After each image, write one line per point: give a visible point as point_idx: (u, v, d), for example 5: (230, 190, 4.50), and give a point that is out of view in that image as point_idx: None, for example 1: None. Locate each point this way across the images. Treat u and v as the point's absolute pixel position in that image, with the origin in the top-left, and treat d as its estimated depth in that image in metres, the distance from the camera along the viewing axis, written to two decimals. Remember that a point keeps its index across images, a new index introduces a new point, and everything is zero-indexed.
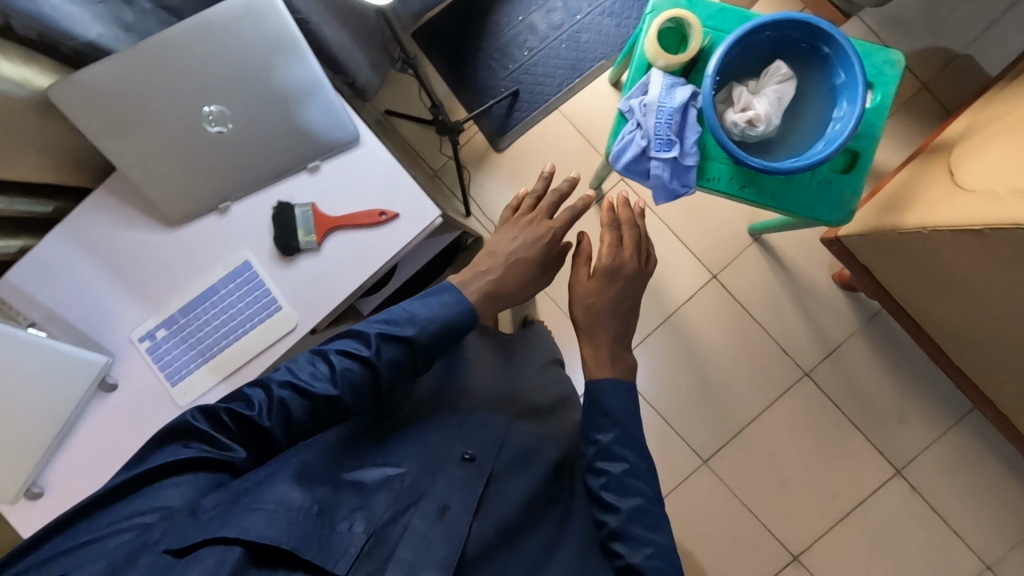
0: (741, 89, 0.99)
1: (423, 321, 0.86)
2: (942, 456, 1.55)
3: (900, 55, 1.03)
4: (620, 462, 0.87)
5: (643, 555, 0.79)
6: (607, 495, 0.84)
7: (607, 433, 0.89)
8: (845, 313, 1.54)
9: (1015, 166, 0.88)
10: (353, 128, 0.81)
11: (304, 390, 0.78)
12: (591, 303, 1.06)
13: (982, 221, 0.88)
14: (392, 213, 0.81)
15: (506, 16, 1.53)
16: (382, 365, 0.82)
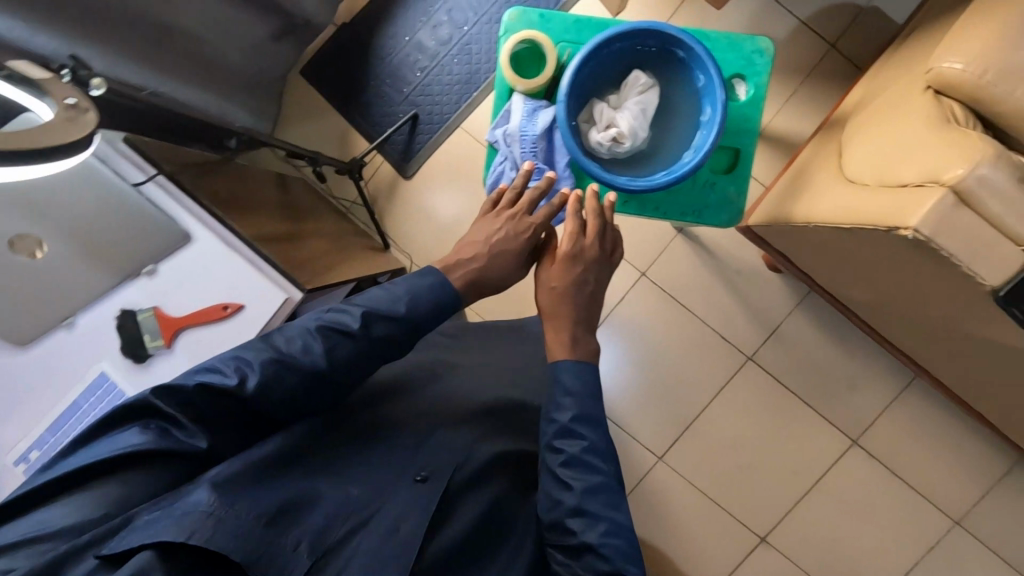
0: (602, 106, 0.95)
1: (411, 289, 0.80)
2: (899, 421, 1.50)
3: (769, 41, 0.98)
4: (580, 437, 0.80)
5: (597, 532, 0.75)
6: (566, 473, 0.78)
7: (566, 407, 0.82)
8: (781, 292, 1.49)
9: (887, 155, 0.82)
10: (181, 229, 0.81)
11: (289, 364, 0.71)
12: (554, 289, 0.90)
13: (846, 219, 0.83)
14: (236, 304, 0.80)
15: (392, 38, 1.49)
16: (371, 340, 0.75)
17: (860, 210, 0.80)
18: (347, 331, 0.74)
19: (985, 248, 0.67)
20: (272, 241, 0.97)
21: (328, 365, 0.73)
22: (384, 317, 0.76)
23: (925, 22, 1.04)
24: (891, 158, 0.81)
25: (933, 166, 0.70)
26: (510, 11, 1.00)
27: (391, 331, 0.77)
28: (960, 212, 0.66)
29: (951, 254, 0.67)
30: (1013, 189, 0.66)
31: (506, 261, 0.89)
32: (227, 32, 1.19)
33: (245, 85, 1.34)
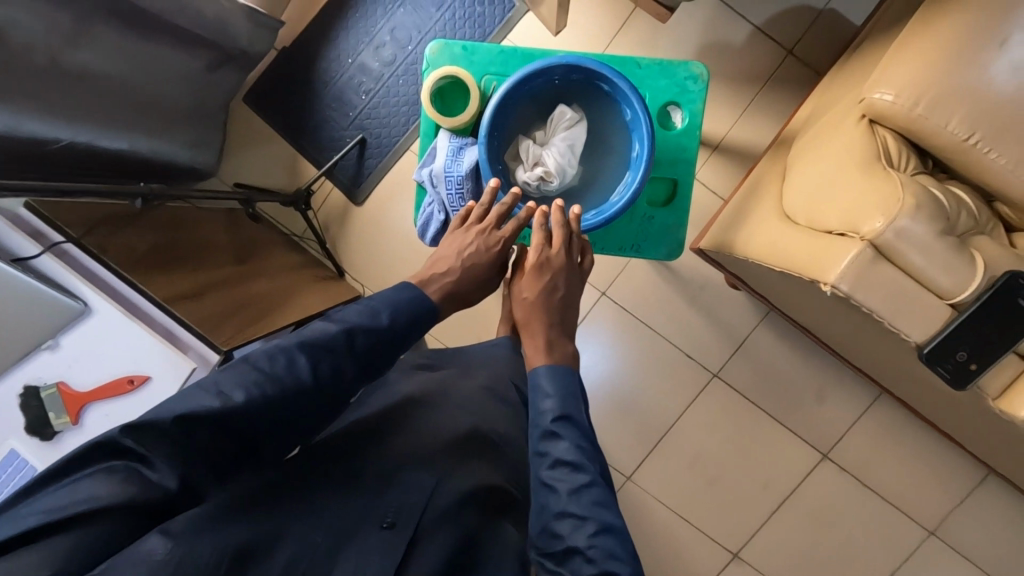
0: (528, 143, 0.91)
1: (393, 301, 0.75)
2: (869, 433, 1.47)
3: (702, 67, 0.94)
4: (568, 434, 0.72)
5: (587, 535, 0.65)
6: (555, 473, 0.69)
7: (552, 402, 0.75)
8: (744, 306, 1.46)
9: (816, 193, 0.79)
10: (79, 302, 0.79)
11: (273, 384, 0.65)
12: (524, 300, 0.84)
13: (777, 261, 0.79)
14: (142, 377, 0.78)
15: (336, 61, 1.44)
16: (353, 356, 0.70)
17: (789, 254, 0.77)
18: (330, 346, 0.69)
19: (907, 305, 0.64)
20: (198, 295, 0.94)
21: (314, 381, 0.67)
22: (367, 329, 0.71)
23: (873, 33, 0.98)
24: (818, 198, 0.77)
25: (855, 214, 0.66)
26: (432, 43, 0.96)
27: (376, 343, 0.72)
28: (880, 266, 0.63)
29: (874, 311, 0.64)
30: (932, 241, 0.64)
31: (472, 275, 0.82)
32: (155, 71, 1.13)
33: (183, 120, 1.27)
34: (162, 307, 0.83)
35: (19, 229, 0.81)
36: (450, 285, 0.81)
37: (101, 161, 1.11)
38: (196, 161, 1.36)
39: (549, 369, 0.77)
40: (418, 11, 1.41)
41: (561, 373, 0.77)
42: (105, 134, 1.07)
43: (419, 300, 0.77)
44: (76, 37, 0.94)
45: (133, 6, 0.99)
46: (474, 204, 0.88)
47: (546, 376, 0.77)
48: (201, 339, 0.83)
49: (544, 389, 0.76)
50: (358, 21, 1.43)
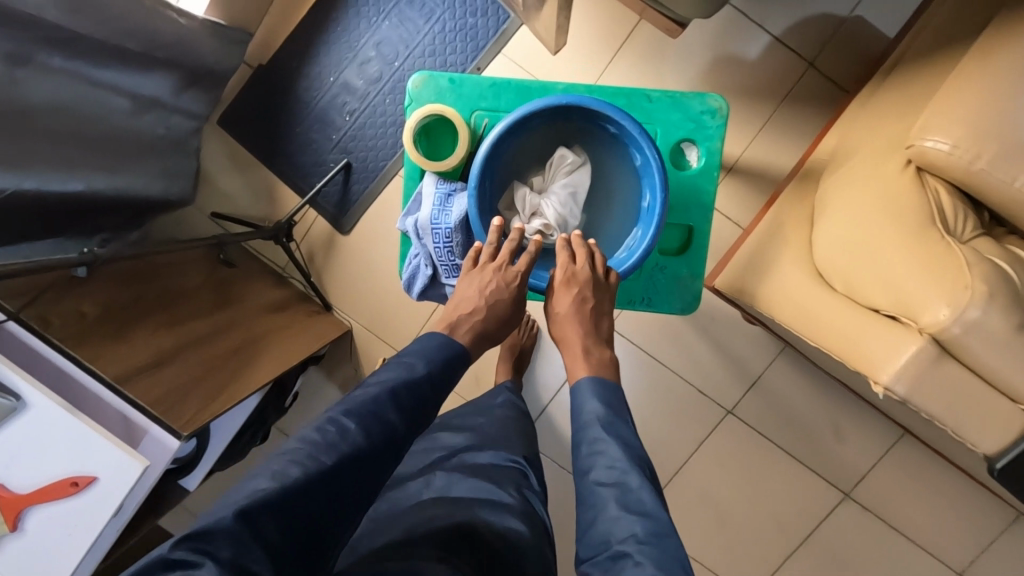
0: (523, 192, 0.82)
1: (426, 350, 0.68)
2: (892, 471, 1.37)
3: (720, 99, 0.83)
4: (615, 437, 0.64)
5: (632, 538, 0.56)
6: (603, 479, 0.61)
7: (598, 408, 0.67)
8: (760, 339, 1.36)
9: (850, 256, 0.70)
10: (10, 397, 0.66)
11: (329, 455, 0.59)
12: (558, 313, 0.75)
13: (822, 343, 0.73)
14: (87, 478, 0.67)
15: (317, 80, 1.33)
16: (401, 414, 0.64)
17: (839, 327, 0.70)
18: (378, 406, 0.62)
19: (959, 403, 0.63)
20: (162, 361, 0.84)
21: (369, 444, 0.61)
22: (409, 381, 0.65)
23: (909, 57, 0.87)
24: (857, 266, 0.69)
25: (913, 300, 0.62)
26: (415, 76, 0.86)
27: (420, 396, 0.65)
28: (942, 364, 0.62)
29: (931, 416, 0.63)
30: (1005, 336, 0.59)
31: (496, 312, 0.74)
32: (114, 98, 1.02)
33: (153, 150, 1.16)
34: (113, 387, 0.74)
35: None
36: (477, 327, 0.72)
37: (58, 204, 0.99)
38: (170, 193, 1.24)
39: (591, 380, 0.69)
40: (404, 24, 1.30)
41: (607, 387, 0.69)
42: (60, 176, 0.95)
43: (456, 349, 0.70)
44: (14, 71, 0.83)
45: (78, 31, 0.88)
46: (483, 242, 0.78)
47: (592, 388, 0.69)
48: (158, 421, 0.75)
49: (587, 398, 0.68)
50: (339, 36, 1.32)
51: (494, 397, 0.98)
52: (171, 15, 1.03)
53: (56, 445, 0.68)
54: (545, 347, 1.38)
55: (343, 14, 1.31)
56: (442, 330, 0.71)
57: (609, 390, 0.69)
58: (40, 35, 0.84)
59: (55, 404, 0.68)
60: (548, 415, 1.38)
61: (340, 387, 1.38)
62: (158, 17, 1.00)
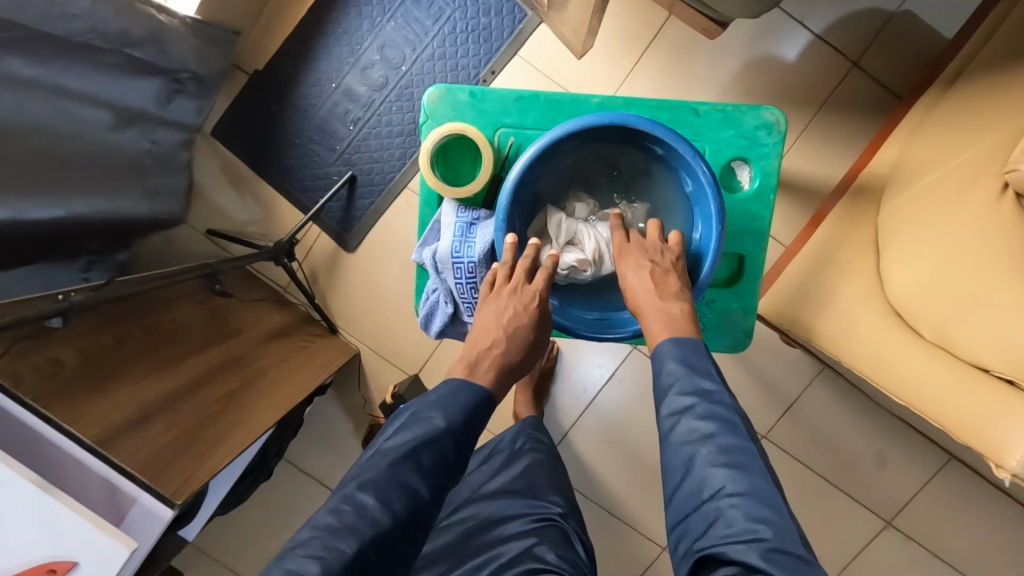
0: (561, 216, 0.72)
1: (444, 398, 0.58)
2: (940, 500, 1.27)
3: (778, 112, 0.74)
4: (699, 394, 0.56)
5: (723, 491, 0.51)
6: (686, 438, 0.55)
7: (673, 366, 0.58)
8: (795, 360, 1.27)
9: (960, 302, 0.62)
10: None
11: (349, 542, 0.51)
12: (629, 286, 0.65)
13: (924, 408, 0.67)
14: (65, 564, 0.59)
15: (317, 86, 1.23)
16: (425, 479, 0.55)
17: (934, 393, 0.65)
18: (396, 474, 0.54)
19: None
20: (150, 414, 0.77)
21: (392, 521, 0.52)
22: (428, 438, 0.56)
23: (984, 61, 0.77)
24: (969, 314, 0.62)
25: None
26: (431, 89, 0.77)
27: (445, 456, 0.56)
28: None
29: None
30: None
31: (518, 342, 0.64)
32: (95, 112, 0.92)
33: (136, 166, 1.06)
34: (94, 451, 0.65)
35: None
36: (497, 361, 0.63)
37: (33, 232, 0.90)
38: (159, 211, 1.15)
39: (667, 345, 0.59)
40: (409, 25, 1.20)
41: (681, 345, 0.59)
42: (32, 201, 0.85)
43: (482, 395, 0.60)
44: None
45: (37, 30, 0.77)
46: (497, 265, 0.69)
47: (667, 345, 0.59)
48: (148, 489, 0.67)
49: (663, 356, 0.59)
50: (340, 38, 1.22)
51: (514, 441, 0.88)
52: (151, 11, 0.93)
53: (30, 527, 0.58)
54: (565, 370, 1.29)
55: (344, 14, 1.21)
56: (462, 376, 0.61)
57: (683, 347, 0.59)
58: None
59: (25, 483, 0.58)
60: (571, 443, 1.30)
61: (345, 416, 1.29)
62: (137, 12, 0.90)
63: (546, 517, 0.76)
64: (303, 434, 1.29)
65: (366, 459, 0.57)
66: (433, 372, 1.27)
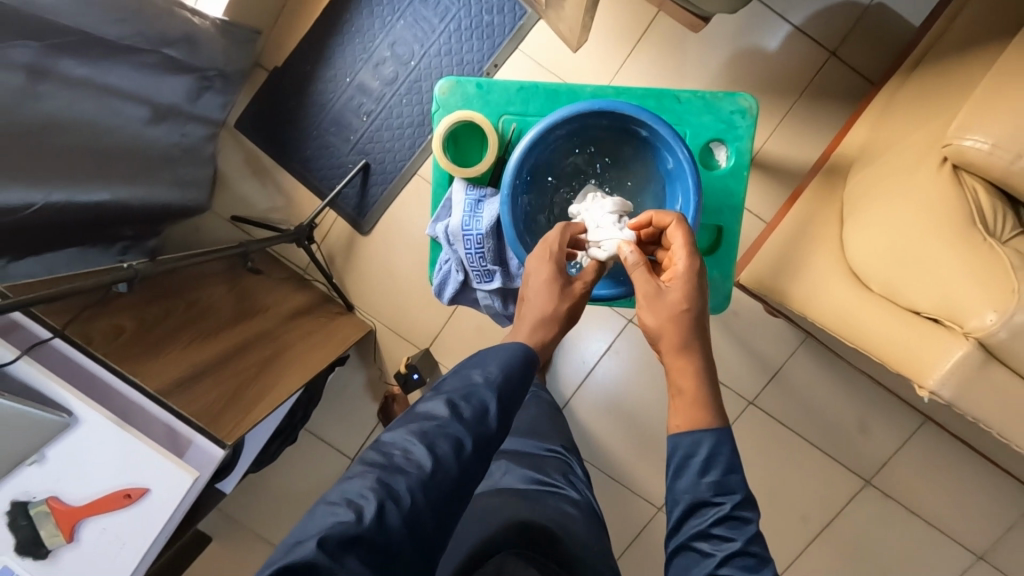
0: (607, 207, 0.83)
1: (486, 357, 0.62)
2: (915, 459, 1.36)
3: (751, 99, 0.83)
4: (746, 525, 0.59)
5: None
6: (723, 559, 0.57)
7: (720, 475, 0.58)
8: (779, 331, 1.36)
9: (901, 256, 0.70)
10: (64, 414, 0.69)
11: (399, 480, 0.54)
12: (685, 314, 0.62)
13: (872, 353, 0.74)
14: (139, 490, 0.71)
15: (332, 81, 1.33)
16: (469, 430, 0.58)
17: (877, 338, 0.73)
18: (441, 423, 0.57)
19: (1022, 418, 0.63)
20: (196, 375, 0.86)
21: (438, 462, 0.55)
22: (470, 391, 0.59)
23: (937, 50, 0.86)
24: (906, 263, 0.69)
25: (956, 303, 0.64)
26: (442, 82, 0.87)
27: (485, 408, 0.59)
28: (990, 370, 0.62)
29: (978, 419, 0.65)
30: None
31: (548, 296, 0.66)
32: (133, 108, 1.00)
33: (167, 158, 1.14)
34: (156, 399, 0.75)
35: None
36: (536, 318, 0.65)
37: (81, 216, 0.99)
38: (187, 199, 1.24)
39: (718, 443, 0.59)
40: (418, 23, 1.29)
41: (727, 442, 0.59)
42: (82, 188, 0.95)
43: (525, 358, 0.63)
44: (35, 83, 0.81)
45: (93, 35, 0.85)
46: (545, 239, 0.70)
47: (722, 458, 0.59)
48: (202, 432, 0.76)
49: (715, 473, 0.59)
50: (353, 37, 1.31)
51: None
52: (186, 14, 1.01)
53: (111, 460, 0.71)
54: (566, 341, 1.39)
55: (357, 14, 1.30)
56: (503, 343, 0.64)
57: (728, 445, 0.59)
58: (54, 42, 0.81)
59: (109, 423, 0.71)
60: (572, 407, 1.40)
61: (362, 389, 1.39)
62: (174, 16, 0.98)
63: (553, 449, 0.88)
64: (323, 406, 1.39)
65: (412, 413, 0.60)
66: (443, 346, 1.36)
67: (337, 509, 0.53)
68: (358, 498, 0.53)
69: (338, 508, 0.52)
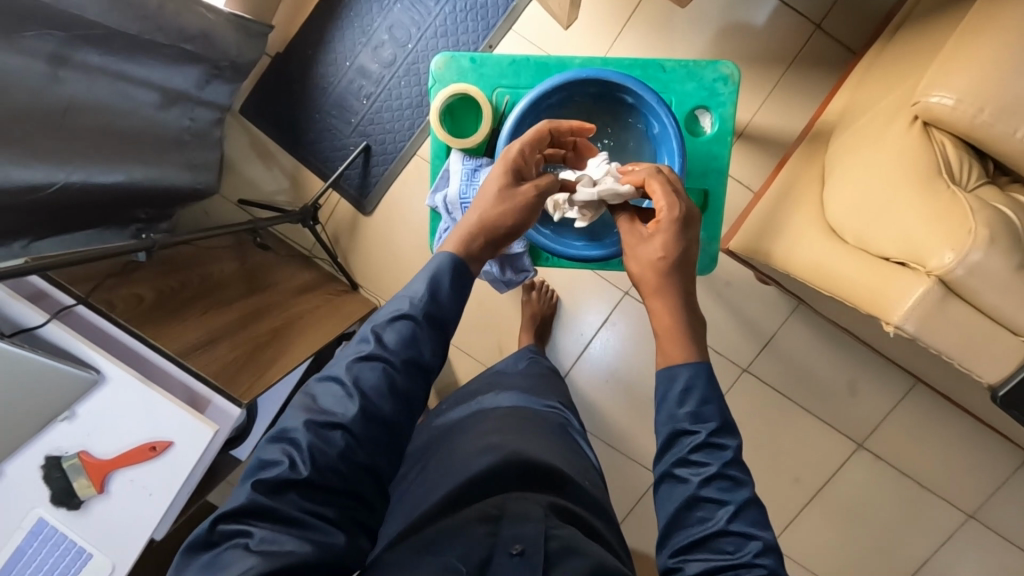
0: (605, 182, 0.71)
1: (408, 285, 0.60)
2: (907, 422, 1.40)
3: (732, 66, 0.87)
4: (720, 452, 0.59)
5: (748, 551, 0.57)
6: (701, 484, 0.59)
7: (696, 406, 0.60)
8: (771, 300, 1.40)
9: (877, 206, 0.73)
10: (95, 372, 0.75)
11: (329, 421, 0.54)
12: (660, 259, 0.62)
13: (847, 297, 0.77)
14: (163, 443, 0.76)
15: (333, 65, 1.36)
16: (395, 359, 0.57)
17: (849, 282, 0.76)
18: (365, 357, 0.57)
19: (982, 352, 0.68)
20: (214, 340, 0.91)
21: (367, 396, 0.55)
22: (394, 320, 0.58)
23: (914, 16, 0.89)
24: (882, 212, 0.73)
25: (921, 246, 0.67)
26: (437, 57, 0.91)
27: (411, 336, 0.58)
28: (950, 305, 0.67)
29: (942, 350, 0.69)
30: (1007, 277, 0.65)
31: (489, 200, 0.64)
32: (145, 94, 1.04)
33: (179, 142, 1.19)
34: (177, 361, 0.80)
35: (20, 294, 0.77)
36: (472, 224, 0.62)
37: (100, 197, 1.04)
38: (198, 183, 1.29)
39: (682, 364, 0.61)
40: (415, 6, 1.32)
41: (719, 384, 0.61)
42: (101, 169, 0.99)
43: (454, 269, 0.60)
44: (56, 70, 0.86)
45: (113, 29, 0.90)
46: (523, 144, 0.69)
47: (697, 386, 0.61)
48: (220, 393, 0.81)
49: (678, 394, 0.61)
50: (352, 21, 1.35)
51: (517, 363, 1.07)
52: (201, 10, 1.04)
53: (137, 417, 0.76)
54: (564, 315, 1.44)
55: None
56: (428, 261, 0.60)
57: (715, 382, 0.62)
58: (77, 33, 0.85)
59: (133, 379, 0.76)
60: (571, 378, 1.44)
61: None
62: (190, 10, 1.01)
63: (554, 408, 0.95)
64: None
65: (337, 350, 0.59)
66: None
67: (269, 457, 0.53)
68: (290, 444, 0.53)
69: (269, 457, 0.53)
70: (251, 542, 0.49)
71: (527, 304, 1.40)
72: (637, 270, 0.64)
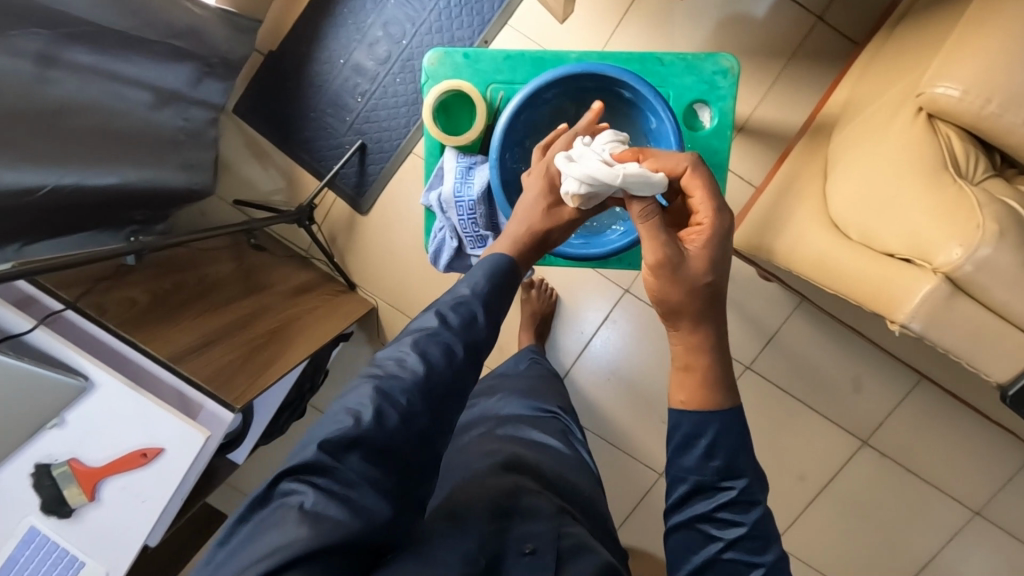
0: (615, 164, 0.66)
1: (472, 272, 0.61)
2: (911, 418, 1.38)
3: (732, 59, 0.85)
4: (749, 513, 0.58)
5: None
6: (728, 544, 0.57)
7: (724, 461, 0.58)
8: (773, 296, 1.38)
9: (879, 199, 0.72)
10: (83, 379, 0.74)
11: (395, 385, 0.53)
12: (706, 286, 0.57)
13: (854, 301, 0.75)
14: (154, 449, 0.75)
15: (327, 63, 1.35)
16: (458, 338, 0.57)
17: (853, 276, 0.74)
18: (430, 332, 0.56)
19: (995, 353, 0.67)
20: (209, 342, 0.90)
21: (429, 368, 0.54)
22: (456, 303, 0.58)
23: (918, 5, 0.87)
24: (885, 204, 0.71)
25: (926, 241, 0.66)
26: (431, 53, 0.89)
27: (474, 318, 0.58)
28: (957, 302, 0.65)
29: (950, 348, 0.67)
30: (1015, 274, 0.63)
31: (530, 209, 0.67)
32: (137, 93, 1.03)
33: (173, 142, 1.17)
34: (169, 366, 0.79)
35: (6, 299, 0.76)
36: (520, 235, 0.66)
37: (93, 199, 1.02)
38: (193, 183, 1.27)
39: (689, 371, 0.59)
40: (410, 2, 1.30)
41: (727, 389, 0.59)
42: (92, 170, 0.98)
43: (510, 266, 0.63)
44: (44, 70, 0.84)
45: (98, 25, 0.88)
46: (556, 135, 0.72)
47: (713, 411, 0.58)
48: (212, 397, 0.80)
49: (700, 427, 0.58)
50: (347, 17, 1.33)
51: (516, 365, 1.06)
52: (186, 4, 1.03)
53: (127, 423, 0.75)
54: (564, 313, 1.42)
55: None
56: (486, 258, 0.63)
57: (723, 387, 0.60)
58: (63, 31, 0.84)
59: (123, 385, 0.75)
60: (572, 377, 1.43)
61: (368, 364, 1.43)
62: (176, 6, 1.00)
63: (551, 412, 0.93)
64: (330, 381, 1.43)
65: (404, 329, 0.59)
66: None
67: (336, 416, 0.52)
68: (357, 404, 0.52)
69: (336, 416, 0.52)
70: (304, 501, 0.47)
71: (527, 303, 1.38)
72: (680, 295, 0.57)
